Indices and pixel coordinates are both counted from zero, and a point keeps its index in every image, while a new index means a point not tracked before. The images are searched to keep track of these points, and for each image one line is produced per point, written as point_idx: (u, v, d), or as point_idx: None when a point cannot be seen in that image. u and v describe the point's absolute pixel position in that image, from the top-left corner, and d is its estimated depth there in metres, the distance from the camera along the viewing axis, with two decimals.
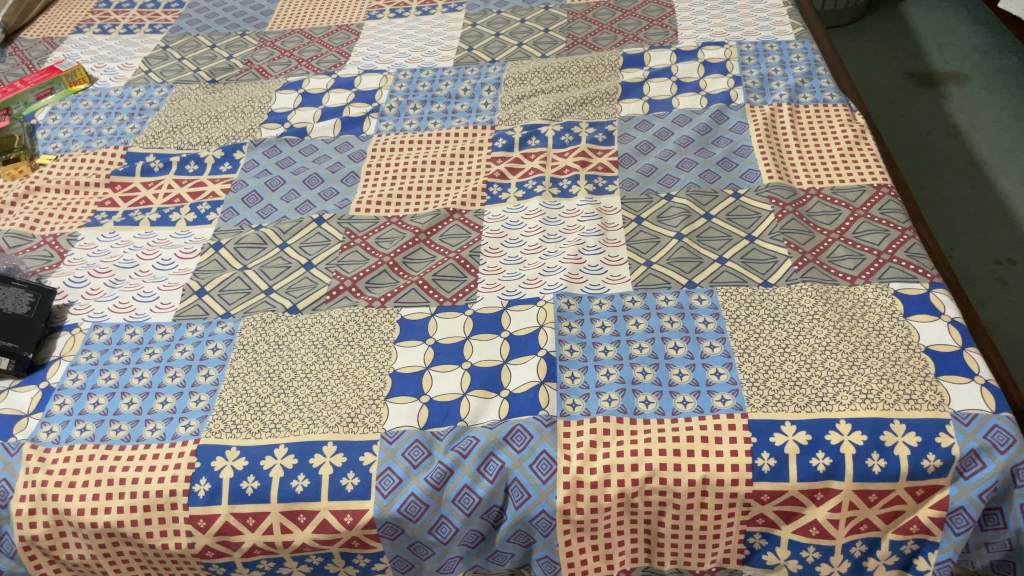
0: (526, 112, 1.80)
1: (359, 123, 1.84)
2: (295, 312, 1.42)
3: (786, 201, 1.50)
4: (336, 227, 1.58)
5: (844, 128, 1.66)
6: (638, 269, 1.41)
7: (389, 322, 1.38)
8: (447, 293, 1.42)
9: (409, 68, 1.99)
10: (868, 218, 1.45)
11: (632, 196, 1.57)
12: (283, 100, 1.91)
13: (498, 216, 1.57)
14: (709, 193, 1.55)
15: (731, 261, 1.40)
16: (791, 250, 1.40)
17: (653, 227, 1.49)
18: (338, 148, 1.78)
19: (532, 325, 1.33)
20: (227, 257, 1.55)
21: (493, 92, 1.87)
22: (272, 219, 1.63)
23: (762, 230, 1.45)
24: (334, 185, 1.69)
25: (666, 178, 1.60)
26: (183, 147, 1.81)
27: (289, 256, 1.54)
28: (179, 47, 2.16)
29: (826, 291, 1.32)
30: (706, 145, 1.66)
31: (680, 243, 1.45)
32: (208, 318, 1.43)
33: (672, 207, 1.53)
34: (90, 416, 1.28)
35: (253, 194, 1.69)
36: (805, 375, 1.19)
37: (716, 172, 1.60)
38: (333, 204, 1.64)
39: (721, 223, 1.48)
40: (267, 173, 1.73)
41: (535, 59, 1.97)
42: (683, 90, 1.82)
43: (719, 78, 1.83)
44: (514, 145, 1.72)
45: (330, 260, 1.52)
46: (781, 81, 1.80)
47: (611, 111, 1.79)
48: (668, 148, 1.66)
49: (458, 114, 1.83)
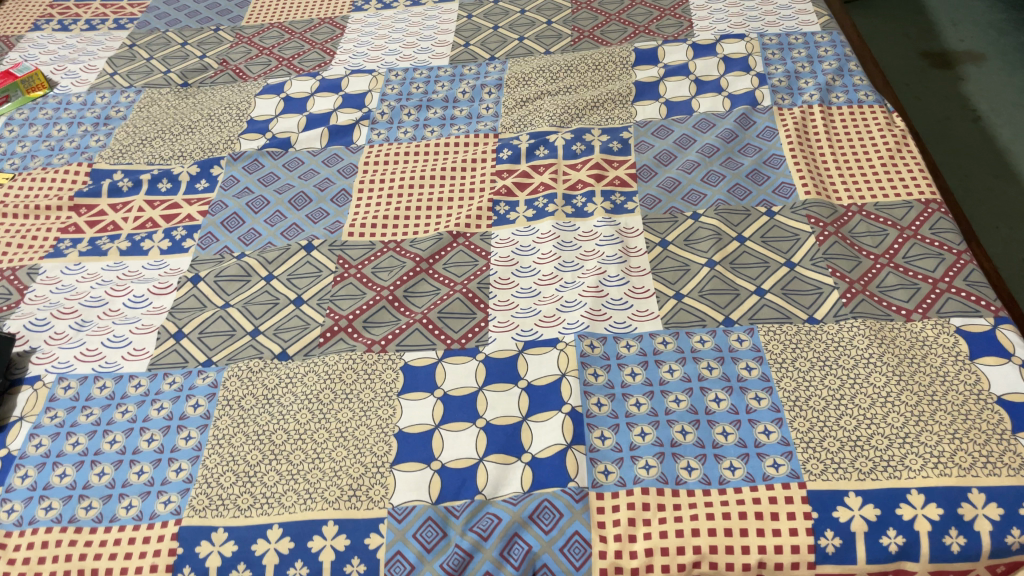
0: (532, 118, 1.65)
1: (349, 132, 1.67)
2: (285, 358, 1.27)
3: (826, 220, 1.36)
4: (327, 255, 1.43)
5: (883, 133, 1.52)
6: (666, 303, 1.27)
7: (391, 370, 1.23)
8: (455, 333, 1.27)
9: (401, 67, 1.82)
10: (919, 240, 1.31)
11: (654, 216, 1.42)
12: (264, 106, 1.75)
13: (506, 240, 1.43)
14: (740, 211, 1.40)
15: (771, 292, 1.26)
16: (837, 279, 1.26)
17: (680, 252, 1.35)
18: (326, 161, 1.62)
19: (553, 373, 1.18)
20: (207, 292, 1.39)
21: (494, 95, 1.71)
22: (256, 246, 1.47)
23: (802, 255, 1.31)
24: (323, 205, 1.53)
25: (691, 194, 1.45)
26: (154, 162, 1.64)
27: (276, 290, 1.38)
28: (146, 45, 1.98)
29: (879, 328, 1.18)
30: (733, 154, 1.51)
31: (712, 271, 1.30)
32: (187, 367, 1.27)
33: (701, 228, 1.38)
34: (56, 491, 1.13)
35: (234, 216, 1.53)
36: (866, 434, 1.05)
37: (746, 186, 1.45)
38: (323, 227, 1.48)
39: (756, 247, 1.33)
40: (249, 192, 1.57)
41: (538, 55, 1.80)
42: (702, 89, 1.66)
43: (741, 75, 1.67)
44: (520, 157, 1.57)
45: (322, 294, 1.37)
46: (810, 78, 1.65)
47: (626, 116, 1.63)
48: (691, 158, 1.51)
49: (457, 120, 1.67)
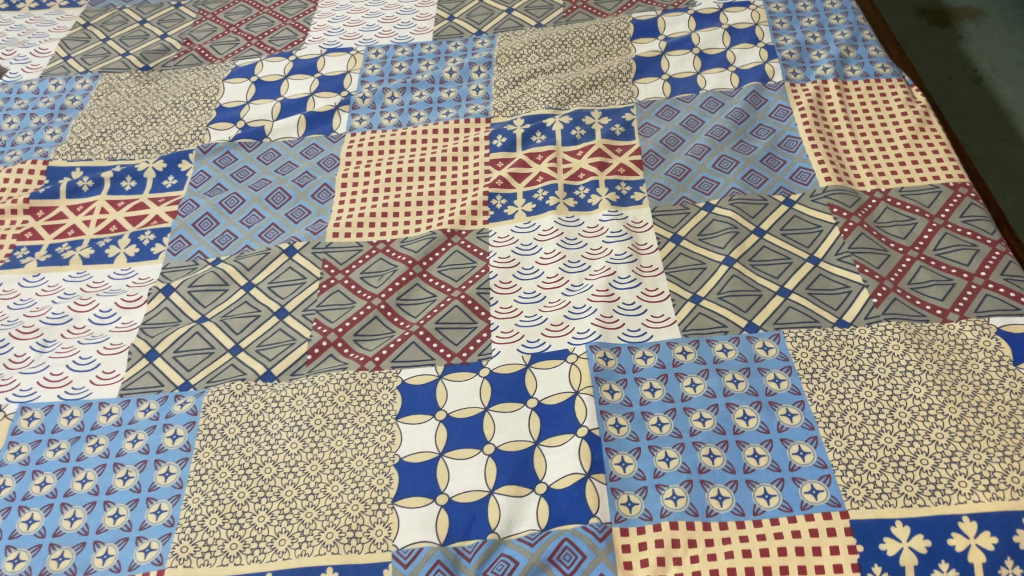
0: (526, 100, 1.53)
1: (328, 119, 1.54)
2: (270, 379, 1.16)
3: (849, 210, 1.26)
4: (311, 259, 1.32)
5: (904, 109, 1.42)
6: (682, 306, 1.17)
7: (388, 390, 1.13)
8: (455, 346, 1.17)
9: (381, 45, 1.69)
10: (950, 230, 1.22)
11: (664, 207, 1.32)
12: (234, 91, 1.61)
13: (505, 238, 1.32)
14: (756, 201, 1.30)
15: (796, 293, 1.17)
16: (866, 277, 1.17)
17: (694, 249, 1.25)
18: (305, 152, 1.49)
19: (565, 391, 1.09)
20: (181, 305, 1.28)
21: (483, 74, 1.58)
22: (232, 250, 1.35)
23: (826, 250, 1.22)
24: (304, 202, 1.41)
25: (702, 182, 1.35)
26: (116, 157, 1.51)
27: (257, 301, 1.27)
28: (101, 24, 1.82)
29: (914, 331, 1.10)
30: (744, 137, 1.40)
31: (731, 270, 1.21)
32: (163, 392, 1.17)
33: (715, 221, 1.28)
34: (23, 539, 1.02)
35: (207, 216, 1.41)
36: (910, 453, 0.97)
37: (761, 172, 1.34)
38: (305, 227, 1.37)
39: (776, 242, 1.24)
40: (222, 189, 1.44)
41: (529, 29, 1.67)
42: (707, 65, 1.55)
43: (748, 48, 1.56)
44: (515, 144, 1.46)
45: (307, 304, 1.25)
46: (822, 50, 1.54)
47: (628, 95, 1.52)
48: (699, 142, 1.40)
49: (445, 104, 1.55)
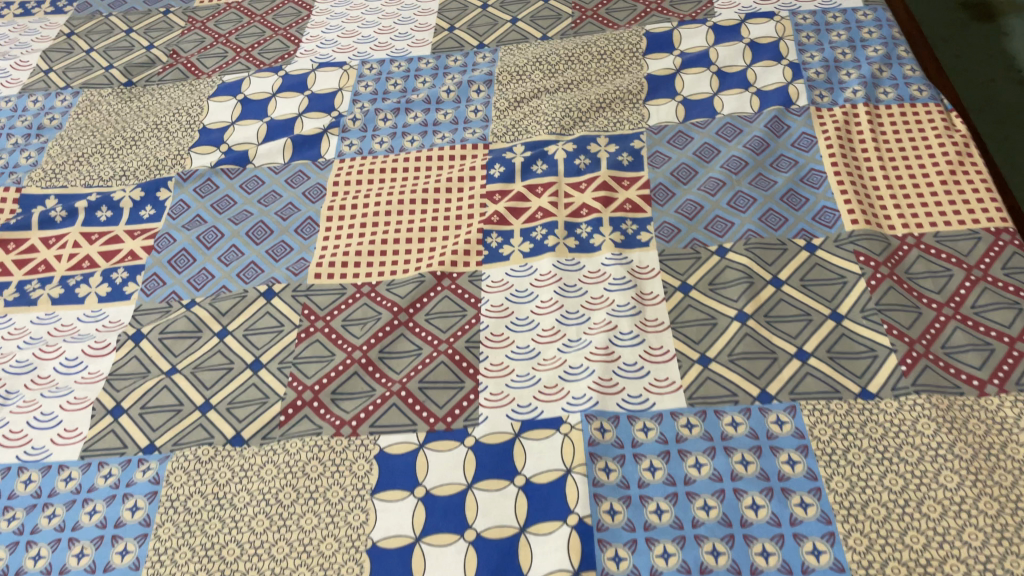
0: (527, 124, 1.41)
1: (316, 143, 1.44)
2: (239, 443, 1.08)
3: (878, 258, 1.14)
4: (291, 304, 1.22)
5: (942, 139, 1.28)
6: (689, 369, 1.07)
7: (364, 460, 1.04)
8: (439, 409, 1.08)
9: (376, 58, 1.58)
10: (990, 285, 1.10)
11: (673, 251, 1.21)
12: (218, 111, 1.52)
13: (499, 282, 1.22)
14: (774, 246, 1.18)
15: (815, 356, 1.05)
16: (894, 339, 1.06)
17: (704, 301, 1.14)
18: (290, 180, 1.40)
19: (556, 468, 0.99)
20: (151, 353, 1.19)
21: (483, 93, 1.47)
22: (208, 290, 1.26)
23: (851, 306, 1.10)
24: (286, 237, 1.31)
25: (715, 222, 1.23)
26: (92, 184, 1.43)
27: (231, 350, 1.18)
28: (86, 33, 1.73)
29: (947, 407, 0.98)
30: (764, 169, 1.28)
31: (744, 328, 1.09)
32: (126, 455, 1.09)
33: (729, 269, 1.17)
34: None
35: (183, 252, 1.32)
36: (938, 557, 0.87)
37: (781, 212, 1.22)
38: (286, 266, 1.27)
39: (796, 295, 1.12)
40: (201, 221, 1.35)
41: (534, 42, 1.55)
42: (726, 84, 1.43)
43: (771, 66, 1.43)
44: (514, 174, 1.35)
45: (283, 355, 1.16)
46: (853, 69, 1.41)
47: (637, 119, 1.40)
48: (714, 176, 1.29)
49: (441, 127, 1.44)
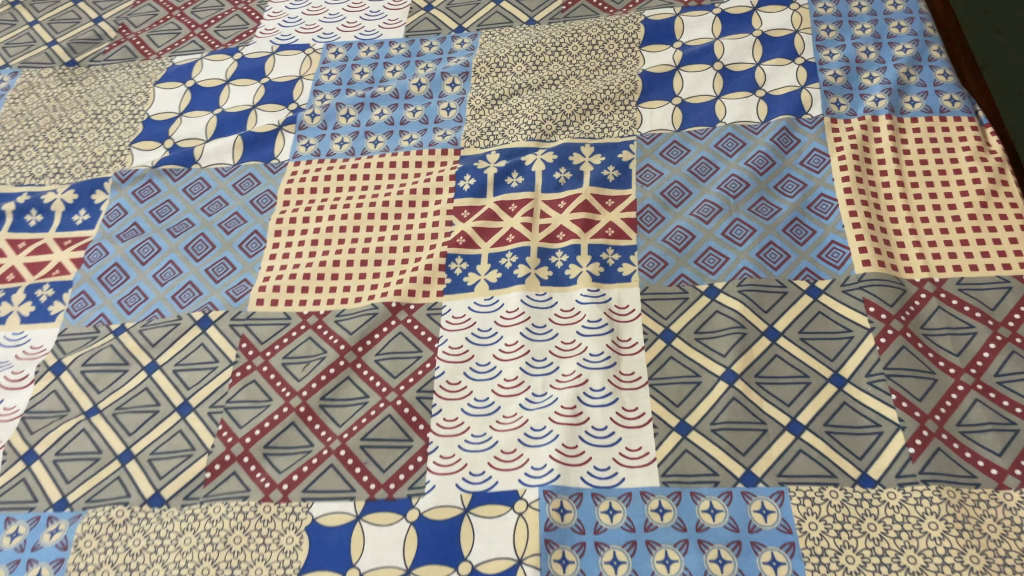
0: (504, 127, 1.26)
1: (269, 141, 1.30)
2: (157, 503, 0.96)
3: (890, 309, 1.00)
4: (228, 336, 1.10)
5: (974, 161, 1.12)
6: (665, 439, 0.94)
7: (294, 532, 0.92)
8: (381, 473, 0.96)
9: (343, 41, 1.41)
10: (1018, 347, 0.95)
11: (658, 289, 1.06)
12: (166, 99, 1.37)
13: (460, 318, 1.08)
14: (773, 289, 1.04)
15: (810, 430, 0.92)
16: (903, 413, 0.92)
17: (688, 353, 1.00)
18: (238, 185, 1.25)
19: (506, 556, 0.87)
20: (72, 389, 1.08)
21: (457, 88, 1.31)
22: (139, 315, 1.14)
23: (855, 368, 0.96)
24: (229, 253, 1.18)
25: (707, 256, 1.08)
26: (23, 183, 1.29)
27: (158, 390, 1.06)
28: (31, 2, 1.57)
29: (959, 502, 0.85)
30: (767, 193, 1.13)
31: (731, 390, 0.96)
32: (34, 511, 0.98)
33: (719, 315, 1.02)
34: None
35: (115, 267, 1.19)
36: None
37: (782, 246, 1.07)
38: (226, 290, 1.14)
39: (793, 352, 0.98)
40: (137, 232, 1.22)
41: (519, 28, 1.38)
42: (731, 86, 1.26)
43: (783, 65, 1.26)
44: (486, 188, 1.20)
45: (214, 398, 1.04)
46: (876, 72, 1.24)
47: (628, 125, 1.24)
48: (710, 199, 1.13)
49: (408, 126, 1.28)
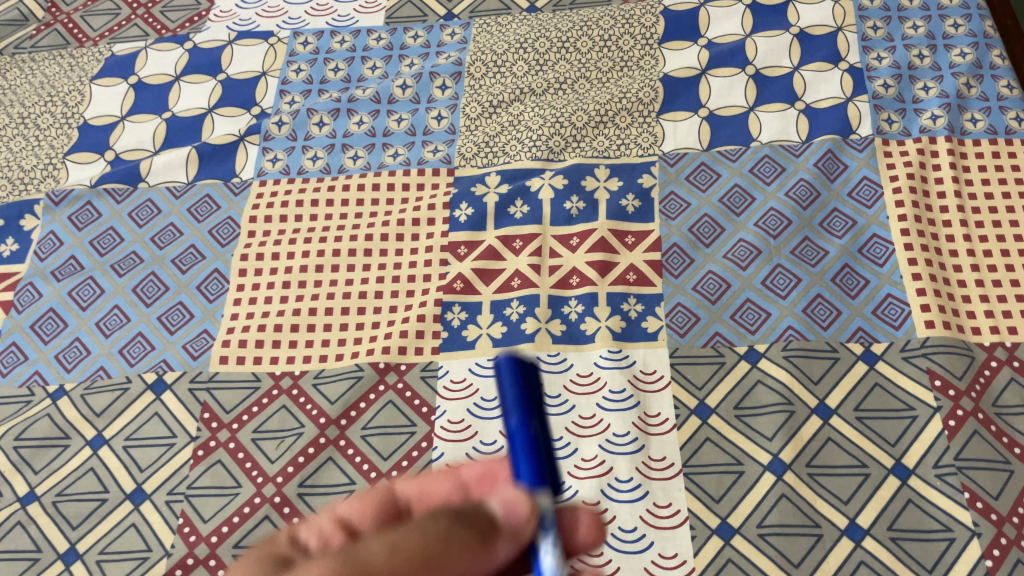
0: (504, 142, 1.09)
1: (229, 154, 1.11)
2: None
3: (958, 384, 0.86)
4: (187, 403, 0.94)
5: None
6: (704, 545, 0.81)
7: None
8: None
9: (313, 28, 1.21)
10: None
11: (690, 352, 0.92)
12: (105, 100, 1.17)
13: (460, 382, 0.92)
14: (822, 355, 0.90)
15: (872, 537, 0.80)
16: (978, 515, 0.80)
17: (727, 435, 0.87)
18: (194, 210, 1.07)
19: None
20: (5, 469, 0.92)
21: (449, 91, 1.13)
22: (80, 374, 0.97)
23: (920, 458, 0.83)
24: (185, 297, 1.01)
25: (745, 310, 0.94)
26: None
27: (106, 472, 0.91)
28: None
29: None
30: (812, 232, 0.98)
31: (778, 484, 0.83)
32: None
33: (761, 387, 0.89)
34: None
35: (51, 313, 1.01)
36: None
37: (832, 300, 0.93)
38: (183, 343, 0.98)
39: (849, 436, 0.85)
40: (76, 268, 1.04)
41: (518, 16, 1.19)
42: (766, 95, 1.09)
43: (825, 71, 1.10)
44: (485, 219, 1.03)
45: (172, 484, 0.89)
46: (931, 82, 1.08)
47: (648, 142, 1.07)
48: (746, 238, 0.98)
49: (393, 138, 1.11)
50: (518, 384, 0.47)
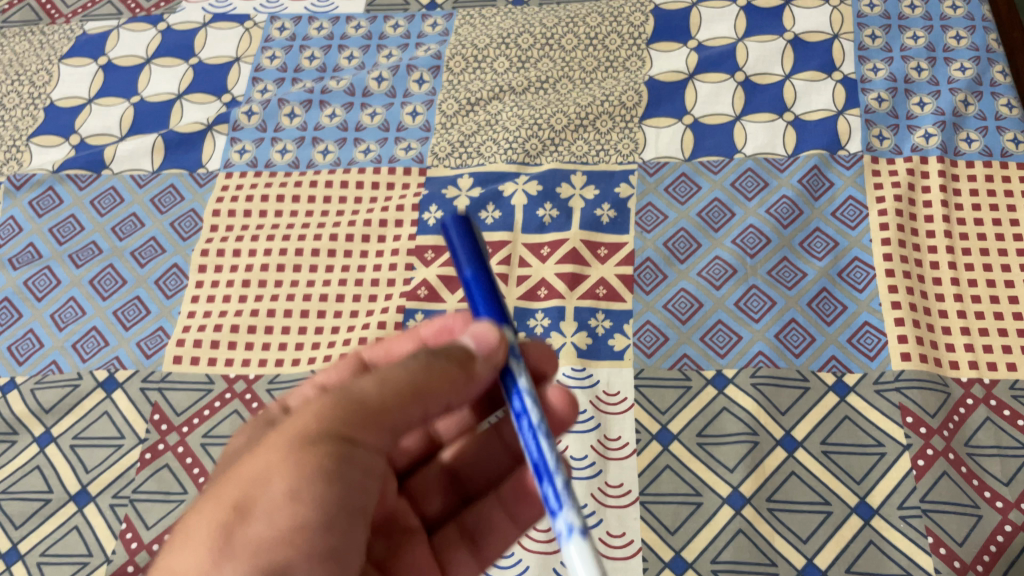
0: (479, 142, 1.05)
1: (197, 144, 1.08)
2: None
3: (930, 423, 0.83)
4: (138, 404, 0.91)
5: None
6: None
7: None
8: None
9: (291, 12, 1.17)
10: None
11: (655, 373, 0.89)
12: (73, 81, 1.14)
13: None
14: (792, 384, 0.87)
15: None
16: (941, 563, 0.76)
17: (688, 464, 0.84)
18: (157, 200, 1.04)
19: None
20: None
21: (426, 86, 1.09)
22: (31, 368, 0.95)
23: (886, 499, 0.80)
24: (142, 292, 0.98)
25: (716, 332, 0.90)
26: None
27: (51, 471, 0.89)
28: None
29: None
30: (791, 252, 0.94)
31: (736, 518, 0.80)
32: None
33: (727, 415, 0.86)
34: None
35: (5, 303, 0.99)
36: None
37: (806, 326, 0.90)
38: (137, 341, 0.95)
39: (813, 471, 0.82)
40: (33, 256, 1.01)
41: (502, 9, 1.15)
42: (754, 103, 1.05)
43: (817, 80, 1.05)
44: None
45: (117, 487, 0.87)
46: (927, 97, 1.03)
47: (628, 148, 1.03)
48: (722, 256, 0.95)
49: (365, 133, 1.07)
50: (465, 239, 0.60)
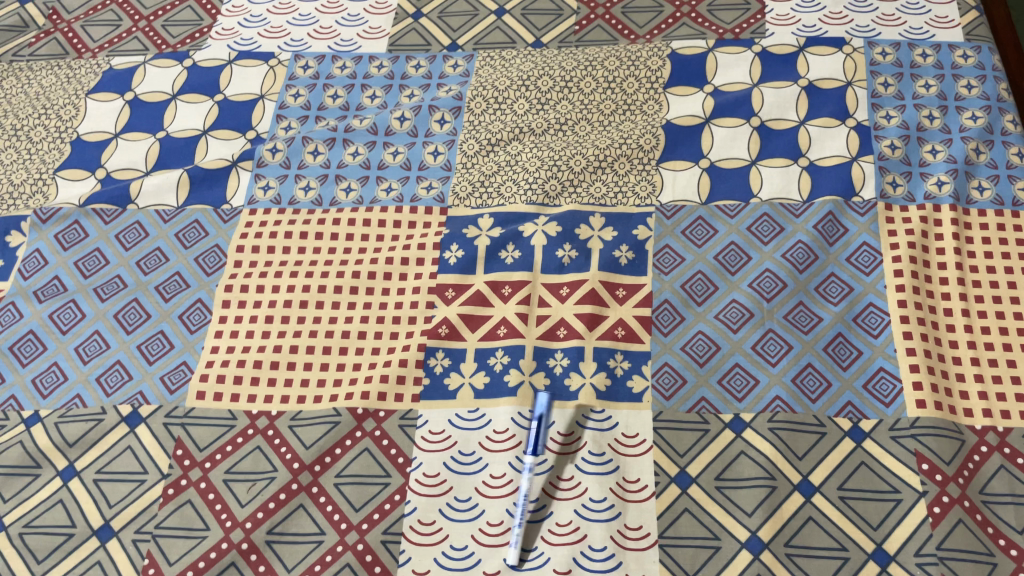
0: (499, 182, 1.07)
1: (221, 180, 1.09)
2: None
3: (945, 470, 0.84)
4: (161, 439, 0.92)
5: None
6: None
7: None
8: None
9: (314, 51, 1.20)
10: None
11: (674, 416, 0.90)
12: (100, 115, 1.16)
13: (439, 434, 0.90)
14: (809, 429, 0.88)
15: None
16: None
17: (706, 507, 0.85)
18: (181, 235, 1.06)
19: None
20: None
21: (447, 126, 1.12)
22: (55, 401, 0.96)
23: (902, 545, 0.81)
24: (166, 327, 0.99)
25: (733, 375, 0.92)
26: None
27: (74, 505, 0.89)
28: None
29: None
30: (807, 297, 0.96)
31: (754, 562, 0.81)
32: None
33: (744, 459, 0.87)
34: None
35: (30, 335, 1.00)
36: None
37: (823, 371, 0.91)
38: (160, 375, 0.96)
39: (830, 516, 0.83)
40: (58, 289, 1.03)
41: (522, 51, 1.18)
42: (769, 148, 1.07)
43: (831, 127, 1.08)
44: (475, 263, 1.01)
45: (140, 521, 0.88)
46: (939, 145, 1.05)
47: (645, 191, 1.05)
48: (739, 299, 0.96)
49: (387, 172, 1.09)
50: None
